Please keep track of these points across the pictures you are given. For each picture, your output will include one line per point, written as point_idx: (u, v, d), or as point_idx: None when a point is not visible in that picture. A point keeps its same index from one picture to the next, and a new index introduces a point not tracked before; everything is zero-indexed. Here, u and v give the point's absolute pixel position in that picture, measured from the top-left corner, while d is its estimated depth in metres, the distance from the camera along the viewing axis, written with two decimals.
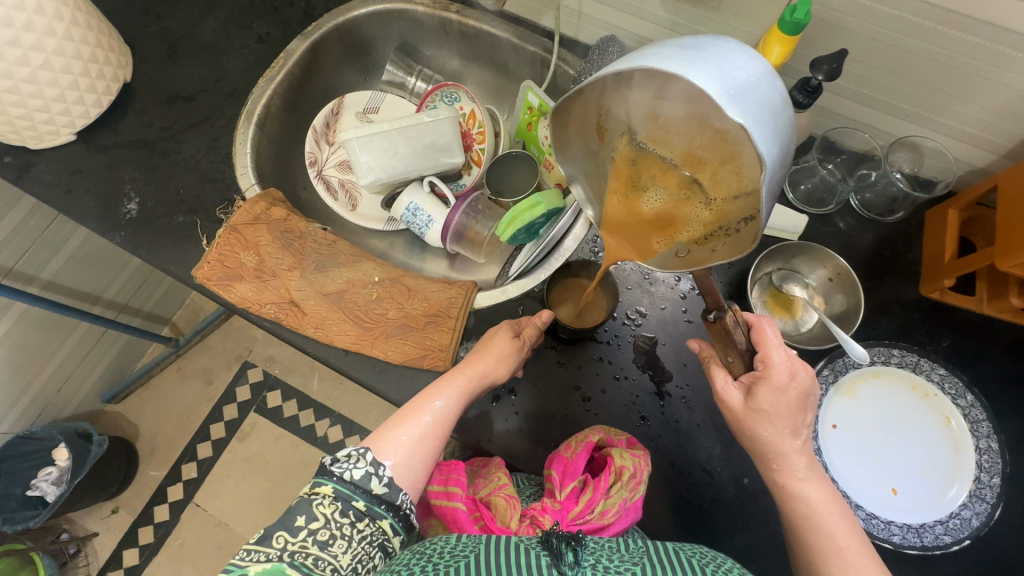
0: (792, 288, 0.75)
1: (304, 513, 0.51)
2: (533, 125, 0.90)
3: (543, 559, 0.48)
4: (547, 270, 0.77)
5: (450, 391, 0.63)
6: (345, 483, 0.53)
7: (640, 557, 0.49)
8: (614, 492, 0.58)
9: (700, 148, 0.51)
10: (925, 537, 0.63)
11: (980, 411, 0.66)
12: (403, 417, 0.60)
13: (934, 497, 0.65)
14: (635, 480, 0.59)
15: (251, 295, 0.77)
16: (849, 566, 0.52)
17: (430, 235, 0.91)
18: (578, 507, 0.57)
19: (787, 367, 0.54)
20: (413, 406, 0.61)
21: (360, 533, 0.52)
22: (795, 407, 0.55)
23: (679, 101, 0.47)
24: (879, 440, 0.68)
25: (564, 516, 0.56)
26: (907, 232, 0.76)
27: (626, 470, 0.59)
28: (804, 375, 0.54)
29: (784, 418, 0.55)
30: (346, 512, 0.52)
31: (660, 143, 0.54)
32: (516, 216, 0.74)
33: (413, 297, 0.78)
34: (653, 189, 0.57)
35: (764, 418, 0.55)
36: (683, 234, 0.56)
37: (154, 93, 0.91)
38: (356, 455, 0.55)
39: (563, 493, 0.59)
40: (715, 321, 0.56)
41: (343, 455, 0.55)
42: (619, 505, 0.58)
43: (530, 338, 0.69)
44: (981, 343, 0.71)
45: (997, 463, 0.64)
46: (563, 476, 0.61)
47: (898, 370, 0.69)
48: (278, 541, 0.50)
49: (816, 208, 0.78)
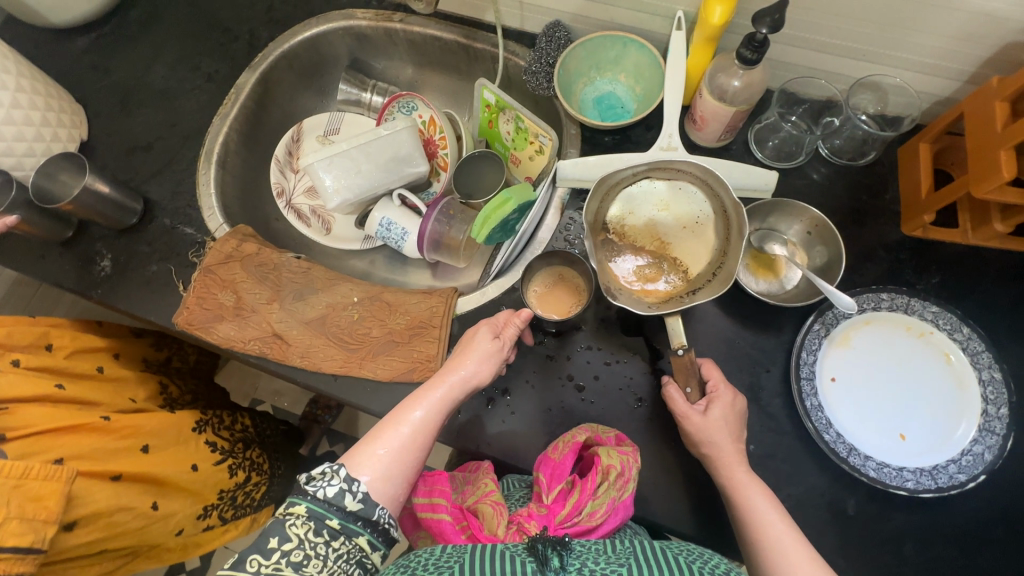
0: (772, 246, 0.72)
1: (278, 534, 0.53)
2: (494, 122, 0.91)
3: (528, 565, 0.48)
4: (519, 269, 0.78)
5: (428, 402, 0.62)
6: (320, 501, 0.55)
7: (626, 558, 0.50)
8: (601, 492, 0.58)
9: (650, 248, 0.72)
10: (940, 479, 0.61)
11: (978, 343, 0.65)
12: (381, 430, 0.61)
13: (943, 436, 0.63)
14: (622, 478, 0.59)
15: (233, 333, 0.76)
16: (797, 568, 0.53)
17: (407, 247, 0.92)
18: (564, 510, 0.56)
19: (730, 390, 0.64)
20: (387, 421, 0.61)
21: (336, 551, 0.54)
22: (738, 423, 0.63)
23: (643, 213, 0.73)
24: (877, 385, 0.66)
25: (551, 520, 0.56)
26: (882, 173, 0.75)
27: (613, 469, 0.58)
28: (742, 400, 0.64)
29: (731, 428, 0.62)
30: (321, 531, 0.54)
31: (626, 238, 0.72)
32: (488, 216, 0.76)
33: (395, 312, 0.77)
34: (620, 267, 0.71)
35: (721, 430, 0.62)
36: (650, 297, 0.70)
37: (113, 146, 0.90)
38: (330, 473, 0.56)
39: (551, 496, 0.58)
40: (684, 355, 0.65)
41: (318, 473, 0.56)
42: (606, 506, 0.57)
43: (511, 338, 0.67)
44: (970, 274, 0.70)
45: (1002, 393, 0.63)
46: (552, 479, 0.60)
47: (890, 314, 0.67)
48: (252, 564, 0.51)
49: (787, 161, 0.76)
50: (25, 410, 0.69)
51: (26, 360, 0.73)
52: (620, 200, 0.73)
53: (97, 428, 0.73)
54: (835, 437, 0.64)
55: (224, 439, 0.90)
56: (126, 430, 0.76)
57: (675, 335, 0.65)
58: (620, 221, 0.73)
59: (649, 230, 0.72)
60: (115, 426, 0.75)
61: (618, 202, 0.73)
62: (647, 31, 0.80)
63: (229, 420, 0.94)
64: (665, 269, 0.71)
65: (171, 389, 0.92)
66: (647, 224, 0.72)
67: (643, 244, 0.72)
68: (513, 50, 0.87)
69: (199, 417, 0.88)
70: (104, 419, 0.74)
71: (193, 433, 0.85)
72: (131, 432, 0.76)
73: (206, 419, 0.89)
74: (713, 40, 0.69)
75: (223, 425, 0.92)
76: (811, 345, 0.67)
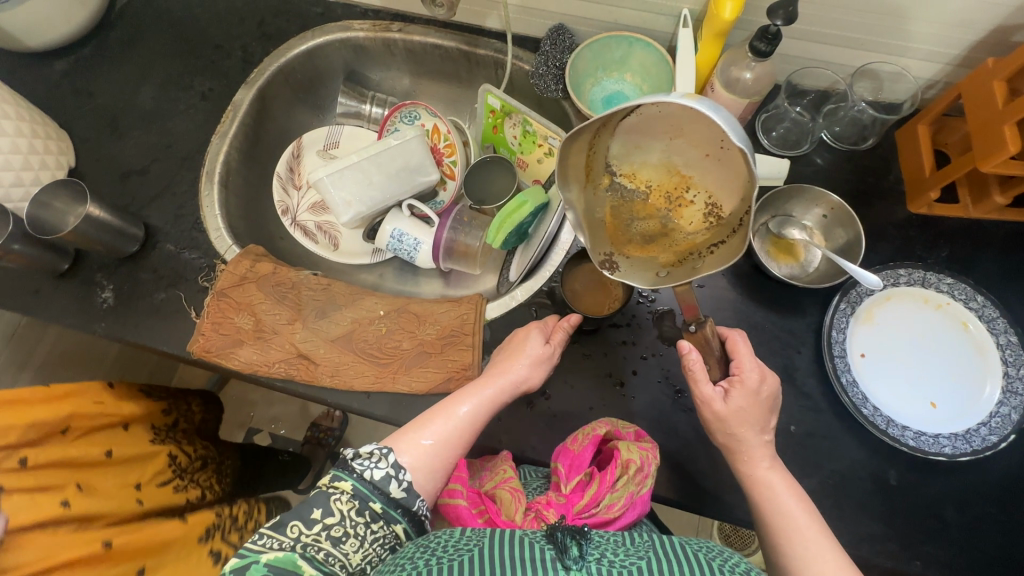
0: (792, 231, 0.75)
1: (321, 506, 0.54)
2: (499, 127, 0.91)
3: (546, 552, 0.47)
4: (550, 268, 0.77)
5: (477, 397, 0.63)
6: (365, 482, 0.54)
7: (646, 551, 0.48)
8: (619, 486, 0.58)
9: (667, 184, 0.64)
10: (973, 442, 0.64)
11: (992, 310, 0.68)
12: (427, 419, 0.61)
13: (971, 401, 0.66)
14: (641, 473, 0.59)
15: (256, 357, 0.73)
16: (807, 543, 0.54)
17: (420, 258, 0.90)
18: (583, 501, 0.57)
19: (757, 373, 0.61)
20: (436, 410, 0.62)
21: (373, 534, 0.53)
22: (764, 409, 0.62)
23: (654, 147, 0.62)
24: (904, 358, 0.69)
25: (569, 509, 0.57)
26: (884, 156, 0.79)
27: (632, 464, 0.58)
28: (770, 383, 0.62)
29: (756, 417, 0.61)
30: (362, 512, 0.53)
31: (636, 179, 0.64)
32: (504, 220, 0.76)
33: (424, 323, 0.76)
34: (633, 219, 0.65)
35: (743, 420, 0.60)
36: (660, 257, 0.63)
37: (104, 172, 0.86)
38: (378, 454, 0.56)
39: (569, 486, 0.59)
40: (697, 332, 0.62)
41: (365, 452, 0.56)
42: (624, 499, 0.57)
43: (562, 342, 0.67)
44: (974, 245, 0.74)
45: (1021, 355, 0.66)
46: (570, 469, 0.60)
47: (909, 289, 0.70)
48: (292, 530, 0.52)
49: (793, 150, 0.79)
50: (24, 541, 0.62)
51: (32, 457, 0.66)
52: (621, 135, 0.62)
53: (96, 558, 0.66)
54: (873, 411, 0.66)
55: (233, 545, 0.84)
56: (127, 556, 0.69)
57: (689, 310, 0.62)
58: (626, 161, 0.63)
59: (663, 164, 0.63)
60: (117, 553, 0.68)
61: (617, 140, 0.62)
62: (650, 31, 0.82)
63: (240, 518, 0.87)
64: (687, 207, 0.64)
65: (181, 459, 0.86)
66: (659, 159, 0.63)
67: (660, 182, 0.64)
68: (517, 55, 0.88)
69: (207, 522, 0.81)
70: (106, 546, 0.67)
71: (199, 543, 0.78)
72: (135, 555, 0.70)
73: (215, 524, 0.82)
74: (722, 35, 0.70)
75: (232, 528, 0.85)
76: (840, 324, 0.69)
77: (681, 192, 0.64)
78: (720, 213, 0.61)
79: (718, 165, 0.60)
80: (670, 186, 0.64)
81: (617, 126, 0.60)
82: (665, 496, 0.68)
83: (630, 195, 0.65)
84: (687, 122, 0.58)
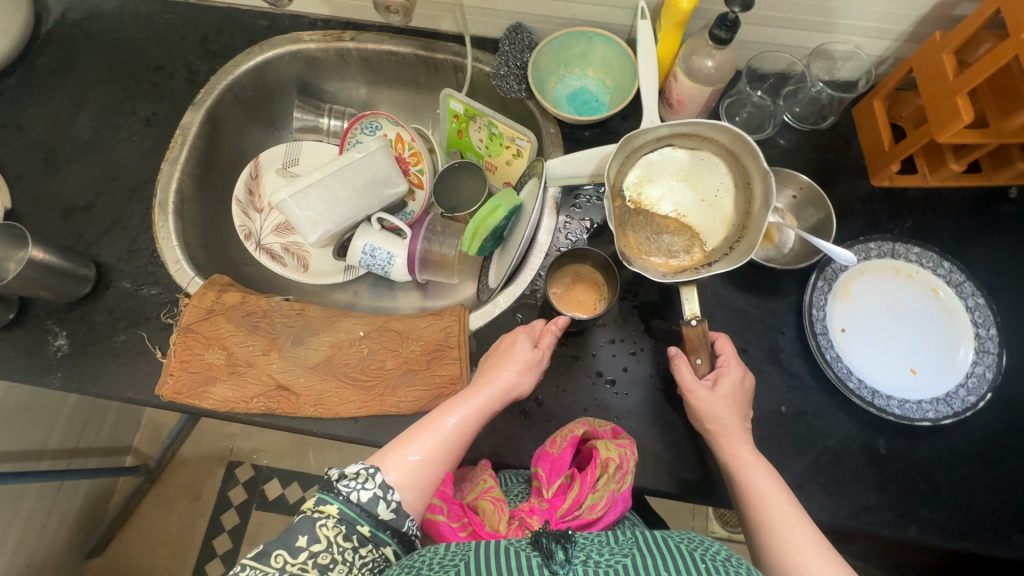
0: (765, 214, 0.76)
1: (306, 533, 0.50)
2: (464, 131, 0.89)
3: (533, 560, 0.45)
4: (530, 270, 0.76)
5: (466, 409, 0.60)
6: (351, 504, 0.52)
7: (630, 548, 0.47)
8: (601, 485, 0.57)
9: (664, 218, 0.72)
10: (954, 404, 0.66)
11: (959, 275, 0.70)
12: (414, 435, 0.58)
13: (948, 364, 0.68)
14: (621, 471, 0.58)
15: (232, 393, 0.69)
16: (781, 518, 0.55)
17: (395, 271, 0.88)
18: (565, 504, 0.55)
19: (738, 366, 0.65)
20: (423, 424, 0.59)
21: (362, 559, 0.51)
22: (744, 399, 0.64)
23: (658, 183, 0.72)
24: (882, 329, 0.71)
25: (552, 514, 0.54)
26: (844, 133, 0.80)
27: (612, 462, 0.58)
28: (748, 377, 0.65)
29: (736, 404, 0.63)
30: (350, 536, 0.51)
31: (641, 207, 0.72)
32: (479, 226, 0.75)
33: (407, 339, 0.73)
34: (636, 235, 0.71)
35: (724, 406, 0.62)
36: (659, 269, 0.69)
37: (44, 211, 0.80)
38: (364, 475, 0.54)
39: (550, 490, 0.57)
40: (697, 325, 0.65)
41: (351, 472, 0.54)
42: (606, 498, 0.56)
43: (549, 346, 0.66)
44: (935, 213, 0.77)
45: (989, 316, 0.68)
46: (551, 473, 0.58)
47: (880, 261, 0.72)
48: (277, 559, 0.49)
49: (757, 132, 0.80)
50: None
51: None
52: (639, 167, 0.71)
53: None
54: (858, 385, 0.67)
55: None
56: None
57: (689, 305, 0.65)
58: (636, 190, 0.71)
59: (663, 200, 0.72)
60: None
61: (637, 168, 0.71)
62: (608, 25, 0.82)
63: None
64: (679, 237, 0.71)
65: None
66: (661, 195, 0.72)
67: (657, 214, 0.72)
68: (477, 57, 0.86)
69: None
70: None
71: None
72: None
73: None
74: (682, 25, 0.71)
75: None
76: (820, 302, 0.70)
77: (676, 224, 0.72)
78: (707, 244, 0.70)
79: (710, 208, 0.71)
80: (666, 220, 0.72)
81: (643, 156, 0.71)
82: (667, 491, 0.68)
83: (635, 217, 0.71)
84: (694, 167, 0.71)
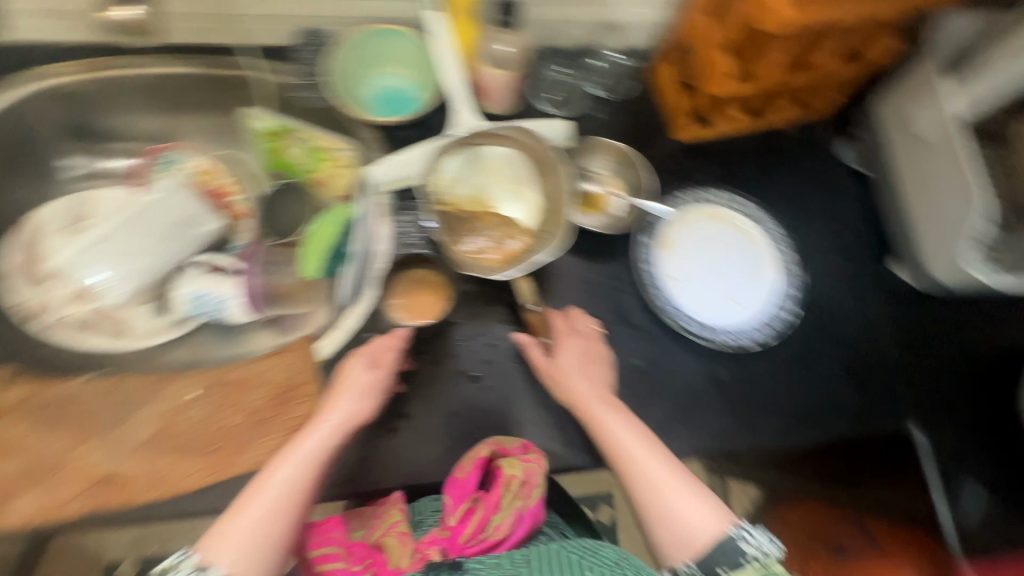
0: (593, 184, 0.78)
1: None
2: (279, 149, 0.80)
3: None
4: (375, 283, 0.72)
5: (298, 454, 0.60)
6: None
7: None
8: (505, 505, 0.60)
9: (479, 216, 0.74)
10: (772, 323, 0.76)
11: (756, 210, 0.80)
12: (246, 495, 0.57)
13: (761, 289, 0.78)
14: (526, 486, 0.61)
15: (46, 499, 0.63)
16: (653, 470, 0.61)
17: (232, 315, 0.75)
18: (469, 530, 0.59)
19: (580, 336, 0.72)
20: (256, 481, 0.58)
21: None
22: (592, 362, 0.71)
23: (467, 184, 0.74)
24: (707, 270, 0.78)
25: (454, 542, 0.58)
26: (645, 96, 0.86)
27: (516, 479, 0.61)
28: (591, 343, 0.73)
29: (584, 369, 0.69)
30: None
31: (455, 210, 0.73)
32: (313, 245, 0.73)
33: (249, 389, 0.67)
34: (455, 236, 0.72)
35: (575, 374, 0.68)
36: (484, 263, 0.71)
37: None
38: (178, 563, 0.52)
39: (456, 518, 0.59)
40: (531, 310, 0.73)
41: (170, 564, 0.53)
42: (510, 517, 0.60)
43: (389, 364, 0.67)
44: (731, 157, 0.85)
45: (784, 241, 0.79)
46: (456, 500, 0.61)
47: (693, 211, 0.80)
48: None
49: (573, 109, 0.83)
50: None
51: None
52: (446, 171, 0.73)
53: None
54: (691, 325, 0.74)
55: None
56: None
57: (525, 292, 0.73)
58: (448, 194, 0.73)
59: (476, 198, 0.74)
60: None
61: (443, 173, 0.73)
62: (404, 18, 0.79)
63: None
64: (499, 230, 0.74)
65: None
66: (472, 194, 0.74)
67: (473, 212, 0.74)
68: (272, 68, 0.80)
69: None
70: None
71: None
72: None
73: None
74: (471, 13, 0.74)
75: None
76: (648, 258, 0.76)
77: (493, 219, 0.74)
78: (527, 230, 0.73)
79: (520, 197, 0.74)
80: (483, 217, 0.74)
81: (446, 160, 0.73)
82: (549, 468, 0.70)
83: (452, 220, 0.73)
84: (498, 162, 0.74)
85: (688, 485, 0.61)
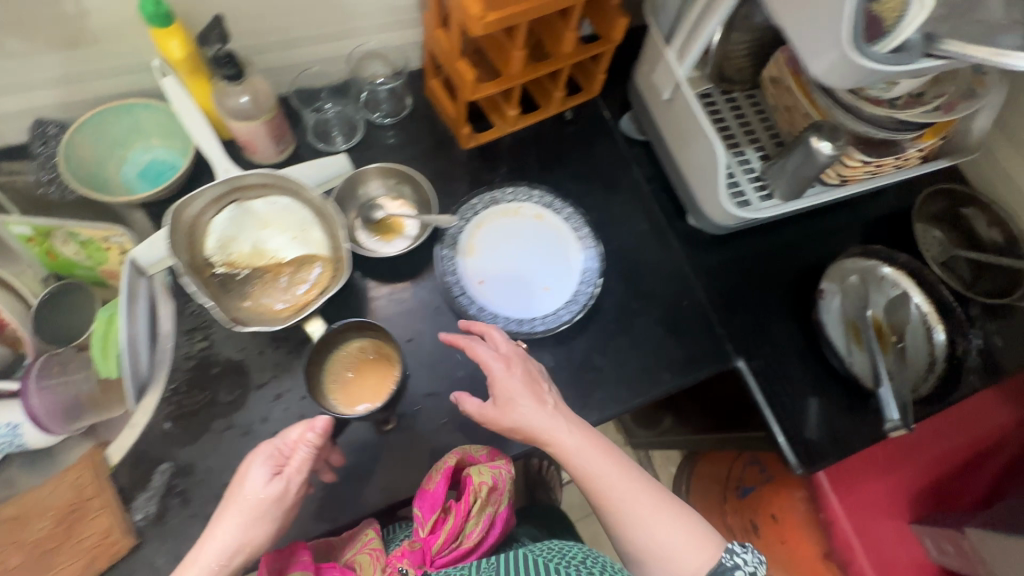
0: (379, 212, 0.79)
1: None
2: (52, 251, 0.75)
3: None
4: (162, 367, 0.69)
5: (191, 573, 0.52)
6: None
7: None
8: (474, 513, 0.62)
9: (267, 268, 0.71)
10: (579, 300, 0.77)
11: (548, 196, 0.82)
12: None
13: (566, 270, 0.80)
14: (494, 491, 0.63)
15: None
16: (628, 501, 0.59)
17: (29, 441, 0.73)
18: (439, 540, 0.60)
19: (504, 359, 0.64)
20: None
21: None
22: (529, 386, 0.63)
23: (245, 239, 0.71)
24: (512, 265, 0.80)
25: (423, 554, 0.59)
26: (423, 113, 0.87)
27: (484, 486, 0.62)
28: (528, 365, 0.65)
29: (534, 397, 0.62)
30: None
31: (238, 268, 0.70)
32: (104, 341, 0.75)
33: (34, 518, 0.64)
34: (241, 297, 0.70)
35: (517, 409, 0.61)
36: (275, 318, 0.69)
37: None
38: None
39: (425, 530, 0.61)
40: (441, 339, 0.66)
41: None
42: (480, 523, 0.62)
43: (296, 467, 0.56)
44: (519, 152, 0.88)
45: (579, 219, 0.82)
46: (426, 510, 0.62)
47: (488, 212, 0.81)
48: None
49: (351, 140, 0.84)
50: None
51: None
52: (216, 229, 0.70)
53: None
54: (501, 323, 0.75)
55: None
56: None
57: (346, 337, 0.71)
58: (225, 253, 0.70)
59: (258, 251, 0.71)
60: None
61: (214, 233, 0.70)
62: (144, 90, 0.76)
63: None
64: (288, 279, 0.71)
65: None
66: (253, 249, 0.71)
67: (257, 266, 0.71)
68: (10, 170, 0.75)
69: None
70: None
71: None
72: None
73: None
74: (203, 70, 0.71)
75: None
76: (450, 268, 0.77)
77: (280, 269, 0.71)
78: (317, 272, 0.71)
79: (306, 240, 0.72)
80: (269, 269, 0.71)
81: (214, 221, 0.70)
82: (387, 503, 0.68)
83: (235, 280, 0.70)
84: (272, 210, 0.72)
85: (661, 509, 0.60)
